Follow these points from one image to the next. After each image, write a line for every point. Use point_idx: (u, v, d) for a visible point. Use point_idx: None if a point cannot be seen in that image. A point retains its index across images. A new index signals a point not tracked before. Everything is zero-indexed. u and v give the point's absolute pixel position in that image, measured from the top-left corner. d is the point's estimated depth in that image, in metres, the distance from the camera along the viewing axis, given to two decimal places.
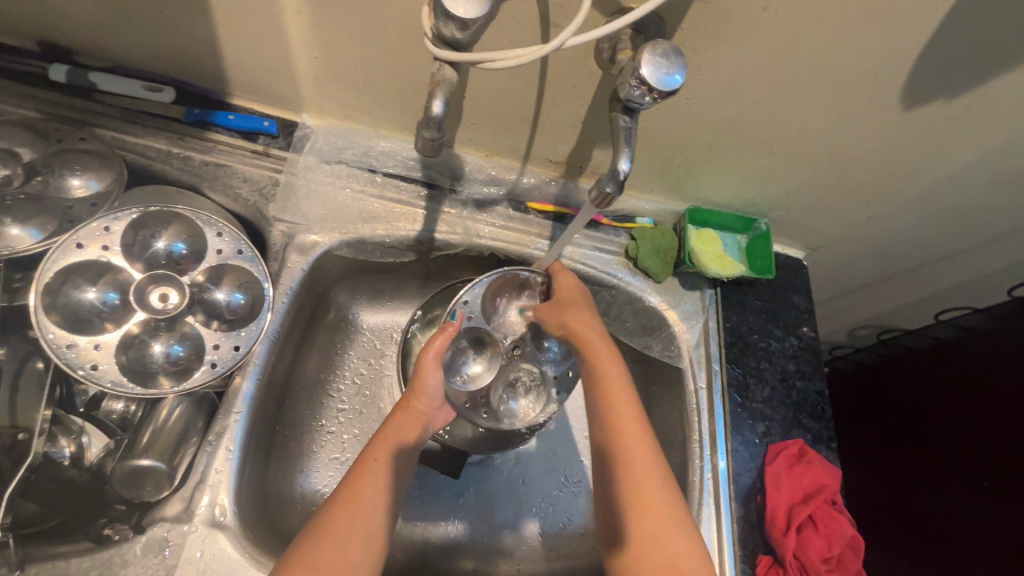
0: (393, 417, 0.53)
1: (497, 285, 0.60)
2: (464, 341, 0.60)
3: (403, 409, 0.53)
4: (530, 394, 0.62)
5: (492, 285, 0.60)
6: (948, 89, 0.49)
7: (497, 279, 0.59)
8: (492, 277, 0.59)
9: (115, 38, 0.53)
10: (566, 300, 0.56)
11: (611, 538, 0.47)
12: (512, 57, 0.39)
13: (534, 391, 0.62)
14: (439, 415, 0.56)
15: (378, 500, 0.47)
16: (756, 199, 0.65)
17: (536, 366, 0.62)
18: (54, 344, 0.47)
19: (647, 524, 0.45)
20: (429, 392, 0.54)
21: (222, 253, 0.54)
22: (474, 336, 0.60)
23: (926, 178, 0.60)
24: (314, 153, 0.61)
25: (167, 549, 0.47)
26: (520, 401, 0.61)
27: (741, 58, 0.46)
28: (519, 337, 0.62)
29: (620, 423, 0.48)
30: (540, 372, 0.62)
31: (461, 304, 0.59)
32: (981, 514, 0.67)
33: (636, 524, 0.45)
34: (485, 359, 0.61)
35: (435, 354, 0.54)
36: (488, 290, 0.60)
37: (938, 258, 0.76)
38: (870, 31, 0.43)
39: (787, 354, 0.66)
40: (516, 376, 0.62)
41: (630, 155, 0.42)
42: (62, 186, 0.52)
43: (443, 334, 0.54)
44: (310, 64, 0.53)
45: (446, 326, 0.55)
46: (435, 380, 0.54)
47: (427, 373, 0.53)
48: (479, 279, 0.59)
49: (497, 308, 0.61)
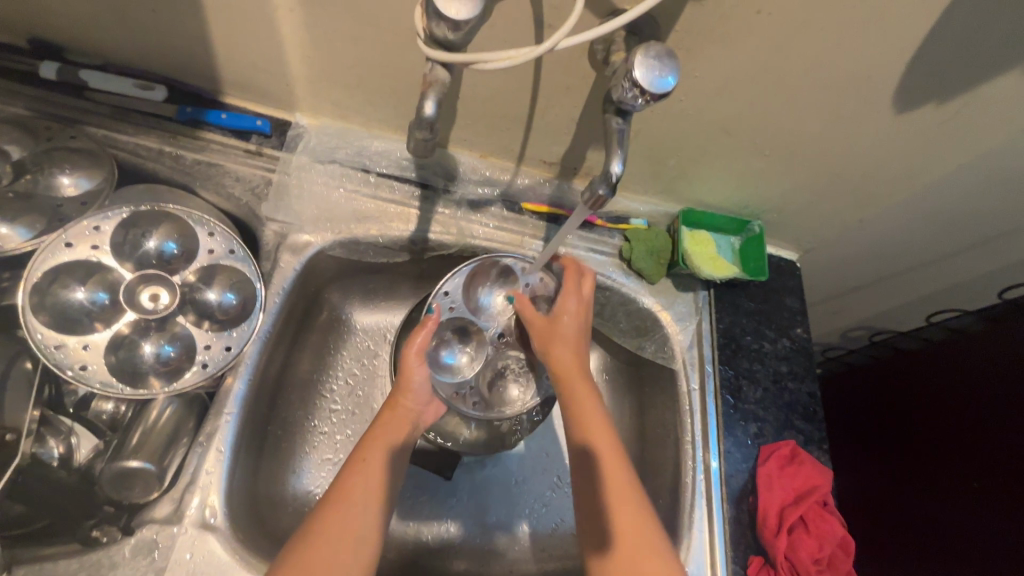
0: (382, 417, 0.52)
1: (476, 275, 0.61)
2: (449, 332, 0.61)
3: (392, 408, 0.53)
4: (519, 381, 0.62)
5: (472, 275, 0.61)
6: (940, 92, 0.49)
7: (475, 268, 0.60)
8: (471, 267, 0.60)
9: (106, 35, 0.52)
10: (562, 327, 0.56)
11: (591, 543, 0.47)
12: (504, 59, 0.39)
13: (523, 377, 0.62)
14: (428, 411, 0.56)
15: (369, 499, 0.47)
16: (749, 201, 0.65)
17: (523, 352, 0.62)
18: (43, 344, 0.47)
19: (628, 525, 0.46)
20: (414, 389, 0.54)
21: (214, 253, 0.54)
22: (458, 325, 0.61)
23: (918, 180, 0.60)
24: (308, 152, 0.61)
25: (156, 552, 0.47)
26: (510, 388, 0.62)
27: (735, 61, 0.46)
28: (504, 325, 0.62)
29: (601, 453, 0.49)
30: (527, 358, 0.63)
31: (440, 296, 0.59)
32: (971, 513, 0.68)
33: (620, 522, 0.46)
34: (471, 348, 0.61)
35: (418, 351, 0.54)
36: (468, 279, 0.61)
37: (930, 261, 0.76)
38: (862, 34, 0.43)
39: (779, 355, 0.66)
40: (504, 364, 0.62)
41: (622, 158, 0.43)
42: (52, 184, 0.52)
43: (423, 330, 0.54)
44: (303, 63, 0.53)
45: (427, 321, 0.54)
46: (420, 377, 0.54)
47: (412, 369, 0.53)
48: (456, 269, 0.60)
49: (480, 295, 0.62)
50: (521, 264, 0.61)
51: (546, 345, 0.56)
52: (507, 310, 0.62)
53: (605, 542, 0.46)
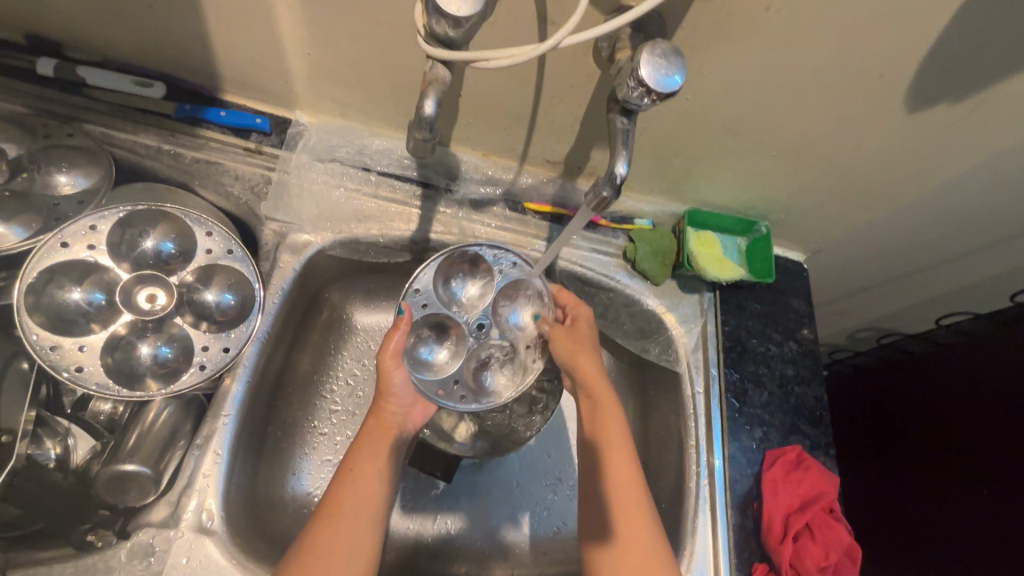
0: (367, 424, 0.53)
1: (447, 268, 0.59)
2: (426, 330, 0.58)
3: (376, 415, 0.53)
4: (507, 368, 0.59)
5: (442, 268, 0.59)
6: (954, 91, 0.47)
7: (446, 261, 0.59)
8: (440, 260, 0.58)
9: (103, 32, 0.51)
10: (584, 339, 0.58)
11: (594, 535, 0.50)
12: (506, 57, 0.38)
13: (510, 364, 0.59)
14: (416, 411, 0.56)
15: (361, 509, 0.47)
16: (756, 201, 0.64)
17: (505, 338, 0.60)
18: (38, 345, 0.46)
19: (630, 528, 0.49)
20: (396, 392, 0.54)
21: (212, 253, 0.53)
22: (434, 323, 0.59)
23: (929, 181, 0.59)
24: (308, 151, 0.60)
25: (152, 556, 0.47)
26: (497, 377, 0.58)
27: (742, 59, 0.45)
28: (484, 315, 0.60)
29: (617, 469, 0.51)
30: (511, 345, 0.59)
31: (411, 295, 0.57)
32: (982, 521, 0.66)
33: (620, 521, 0.49)
34: (450, 344, 0.59)
35: (394, 353, 0.53)
36: (439, 274, 0.58)
37: (940, 263, 0.75)
38: (875, 32, 0.42)
39: (786, 358, 0.65)
40: (489, 353, 0.59)
41: (627, 158, 0.41)
42: (49, 183, 0.51)
43: (396, 332, 0.53)
44: (303, 60, 0.52)
45: (398, 322, 0.53)
46: (401, 378, 0.54)
47: (390, 374, 0.53)
48: (428, 263, 0.58)
49: (450, 289, 0.59)
50: (491, 250, 0.59)
51: (569, 352, 0.57)
52: (480, 299, 0.60)
53: (606, 539, 0.49)
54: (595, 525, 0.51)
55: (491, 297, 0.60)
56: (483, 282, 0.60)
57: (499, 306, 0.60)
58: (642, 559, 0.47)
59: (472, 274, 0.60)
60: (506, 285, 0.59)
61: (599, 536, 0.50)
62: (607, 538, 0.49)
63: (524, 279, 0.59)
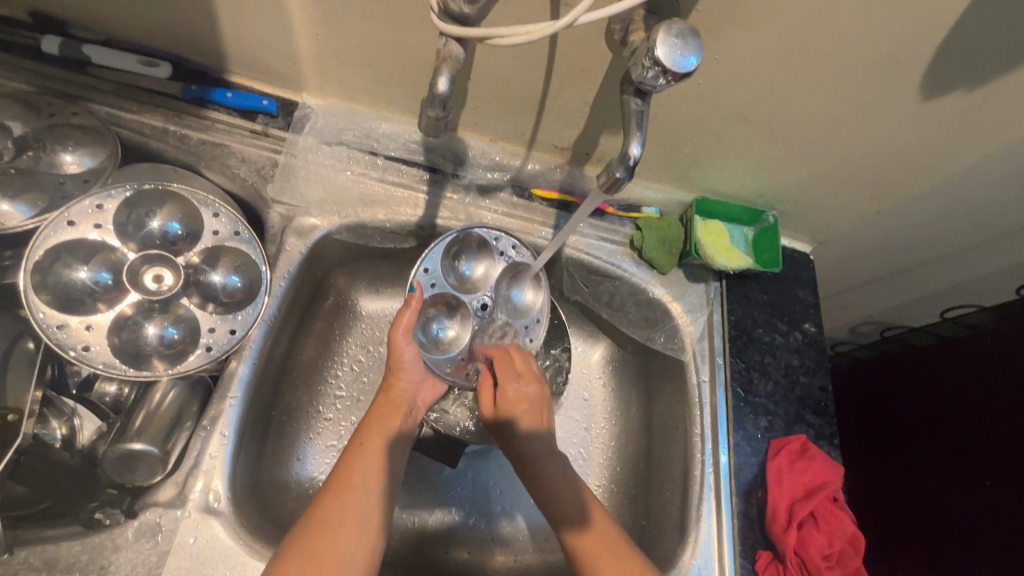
0: (378, 401, 0.54)
1: (453, 246, 0.59)
2: (433, 308, 0.59)
3: (386, 393, 0.54)
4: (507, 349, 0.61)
5: (447, 248, 0.59)
6: (972, 79, 0.47)
7: (452, 240, 0.59)
8: (447, 239, 0.59)
9: (109, 9, 0.51)
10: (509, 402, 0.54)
11: (569, 524, 0.50)
12: (521, 34, 0.37)
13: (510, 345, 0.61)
14: (425, 389, 0.57)
15: (371, 481, 0.47)
16: (764, 190, 0.64)
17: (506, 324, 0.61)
18: (45, 324, 0.46)
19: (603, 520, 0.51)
20: (406, 368, 0.55)
21: (219, 234, 0.53)
22: (442, 302, 0.59)
23: (940, 172, 0.58)
24: (315, 134, 0.60)
25: (160, 535, 0.47)
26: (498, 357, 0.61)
27: (757, 42, 0.45)
28: (487, 295, 0.60)
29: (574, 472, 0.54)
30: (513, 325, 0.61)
31: (421, 274, 0.58)
32: (985, 514, 0.67)
33: (595, 510, 0.52)
34: (458, 322, 0.60)
35: (405, 330, 0.54)
36: (445, 252, 0.59)
37: (946, 255, 0.74)
38: (892, 16, 0.42)
39: (791, 349, 0.65)
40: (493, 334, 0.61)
41: (641, 140, 0.41)
42: (55, 161, 0.51)
43: (407, 310, 0.54)
44: (312, 40, 0.51)
45: (410, 300, 0.54)
46: (411, 354, 0.55)
47: (400, 350, 0.54)
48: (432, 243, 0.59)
49: (458, 267, 0.60)
50: (493, 232, 0.59)
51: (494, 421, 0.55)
52: (485, 278, 0.60)
53: (582, 523, 0.50)
54: (570, 511, 0.51)
55: (495, 275, 0.60)
56: (488, 261, 0.60)
57: (502, 283, 0.61)
58: (607, 549, 0.48)
59: (478, 253, 0.60)
60: (509, 267, 0.60)
61: (577, 523, 0.50)
62: (586, 524, 0.50)
63: (525, 262, 0.60)
